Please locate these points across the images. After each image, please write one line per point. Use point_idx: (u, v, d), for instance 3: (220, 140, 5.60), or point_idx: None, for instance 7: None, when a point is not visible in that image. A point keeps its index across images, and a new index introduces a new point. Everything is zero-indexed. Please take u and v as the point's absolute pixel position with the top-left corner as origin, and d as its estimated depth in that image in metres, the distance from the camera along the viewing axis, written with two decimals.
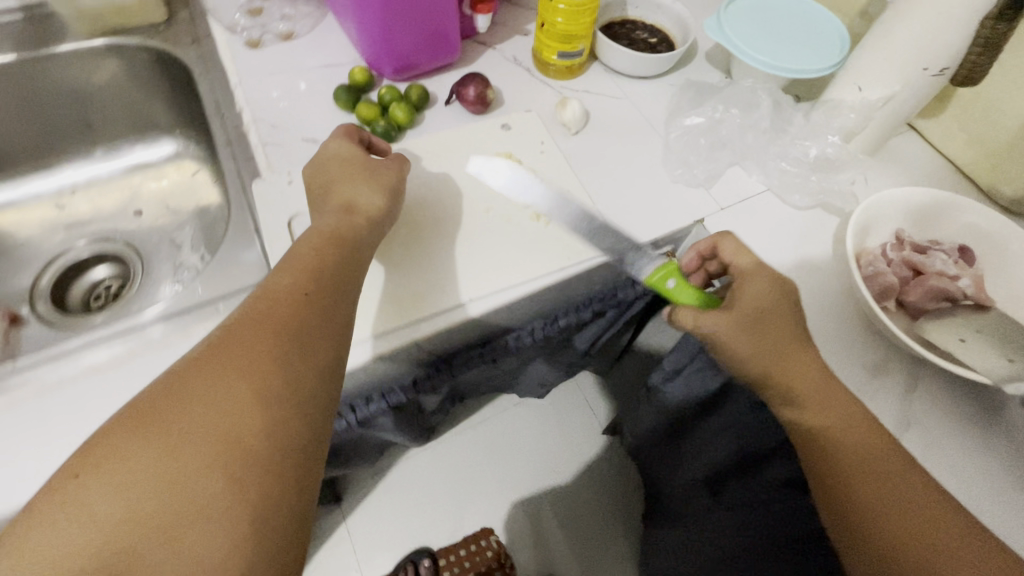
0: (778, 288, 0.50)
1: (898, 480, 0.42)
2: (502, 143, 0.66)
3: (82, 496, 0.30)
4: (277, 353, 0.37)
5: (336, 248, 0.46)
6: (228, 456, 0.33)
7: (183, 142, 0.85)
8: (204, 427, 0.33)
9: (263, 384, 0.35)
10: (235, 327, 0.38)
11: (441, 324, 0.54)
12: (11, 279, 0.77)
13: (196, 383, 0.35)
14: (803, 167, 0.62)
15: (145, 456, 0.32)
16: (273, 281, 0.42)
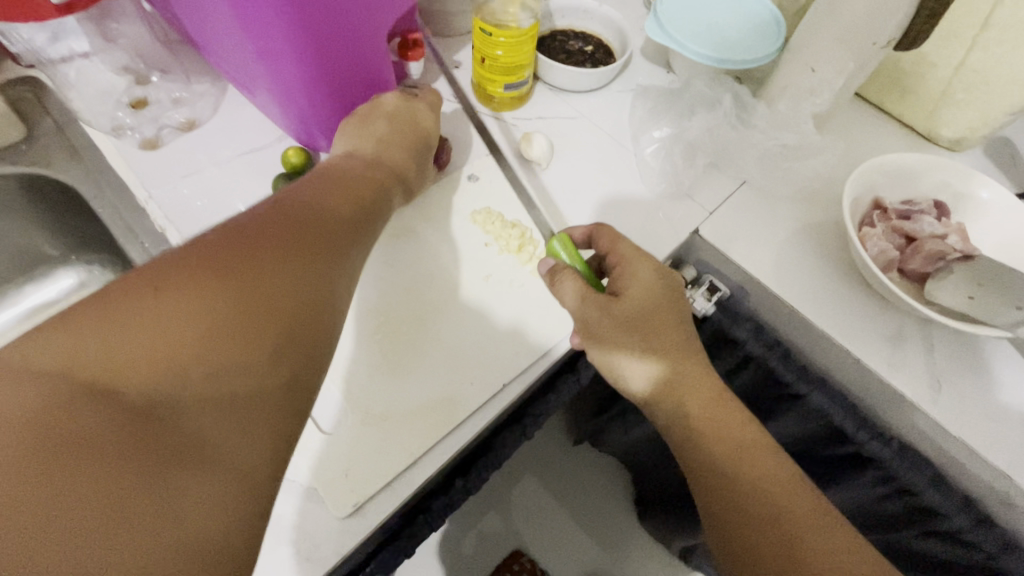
0: (659, 297, 0.50)
1: (767, 480, 0.46)
2: (475, 198, 0.61)
3: (87, 334, 0.29)
4: (258, 291, 0.35)
5: (330, 207, 0.45)
6: (254, 340, 0.33)
7: (86, 270, 0.70)
8: (162, 335, 0.30)
9: (238, 318, 0.33)
10: (210, 249, 0.36)
11: (481, 424, 0.49)
12: None
13: (163, 294, 0.32)
14: (775, 156, 0.62)
15: (101, 340, 0.29)
16: (288, 209, 0.41)
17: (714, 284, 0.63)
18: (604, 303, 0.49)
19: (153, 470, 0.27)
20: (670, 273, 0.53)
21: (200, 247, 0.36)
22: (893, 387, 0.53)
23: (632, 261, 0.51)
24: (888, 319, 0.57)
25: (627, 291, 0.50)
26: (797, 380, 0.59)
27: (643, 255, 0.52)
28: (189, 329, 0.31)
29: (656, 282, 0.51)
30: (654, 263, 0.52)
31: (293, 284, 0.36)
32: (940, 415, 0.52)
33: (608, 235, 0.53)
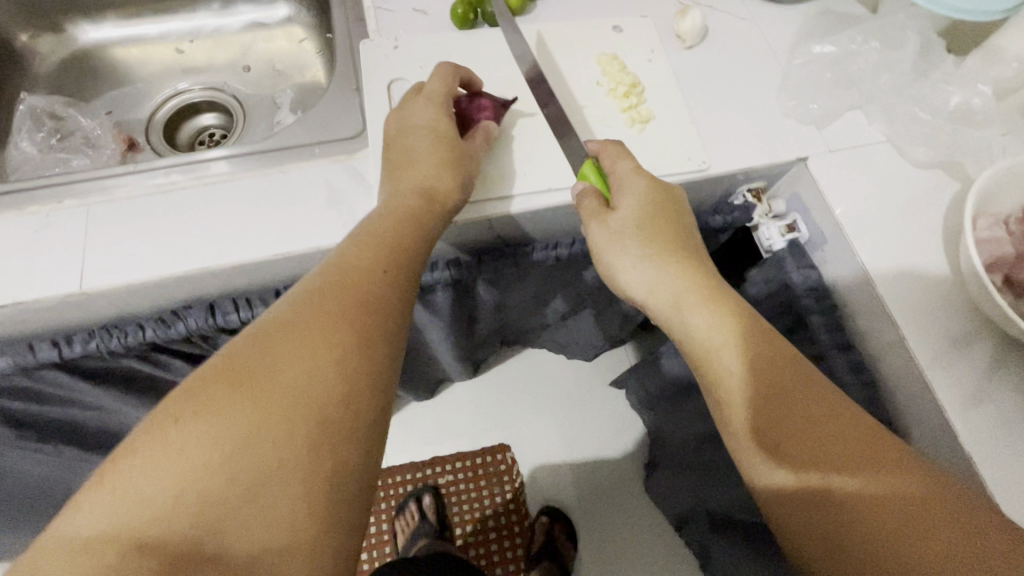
0: (652, 208, 0.51)
1: (844, 452, 0.39)
2: (609, 45, 0.63)
3: (209, 432, 0.33)
4: (361, 328, 0.40)
5: (415, 221, 0.48)
6: (296, 439, 0.34)
7: (297, 7, 0.87)
8: (286, 406, 0.35)
9: (339, 380, 0.37)
10: (300, 316, 0.39)
11: (516, 206, 0.55)
12: (132, 111, 0.83)
13: (277, 365, 0.36)
14: (939, 117, 0.56)
15: (228, 424, 0.34)
16: (353, 254, 0.44)
17: (796, 225, 0.61)
18: (598, 223, 0.51)
19: (218, 507, 0.32)
20: (667, 190, 0.53)
21: (225, 364, 0.36)
22: (927, 380, 0.49)
23: (622, 176, 0.52)
24: (965, 322, 0.51)
25: (616, 210, 0.51)
26: (826, 339, 0.57)
27: (634, 169, 0.52)
28: (299, 402, 0.35)
29: (651, 192, 0.51)
30: (643, 172, 0.52)
31: (326, 359, 0.37)
32: (959, 426, 0.48)
33: (614, 153, 0.53)
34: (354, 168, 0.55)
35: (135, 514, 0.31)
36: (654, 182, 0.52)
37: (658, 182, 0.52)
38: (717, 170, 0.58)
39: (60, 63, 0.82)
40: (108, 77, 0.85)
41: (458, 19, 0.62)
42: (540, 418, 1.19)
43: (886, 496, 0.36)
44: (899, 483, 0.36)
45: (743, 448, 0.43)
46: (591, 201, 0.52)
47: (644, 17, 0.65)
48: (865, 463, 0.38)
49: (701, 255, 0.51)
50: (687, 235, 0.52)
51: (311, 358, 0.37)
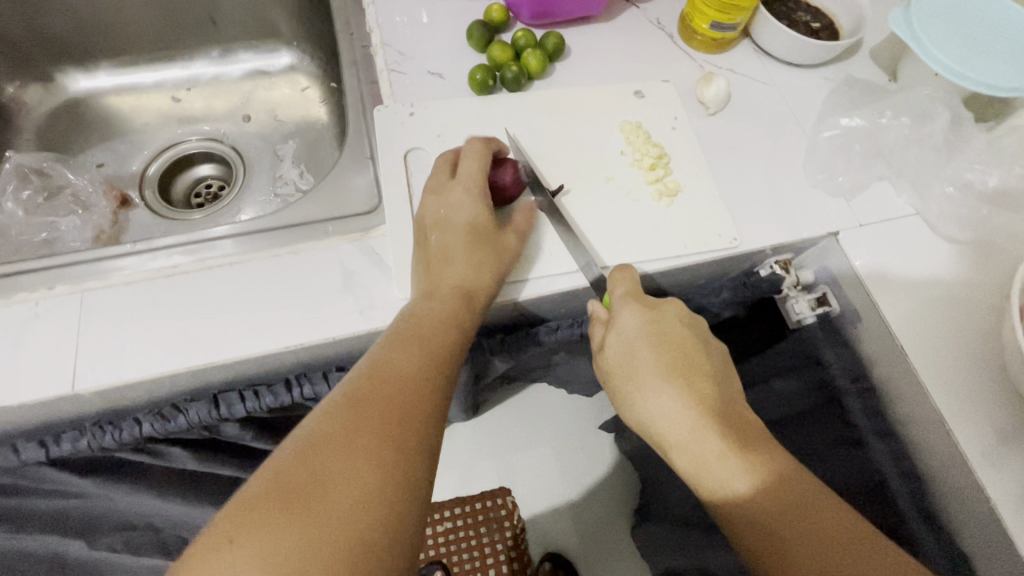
0: (645, 340, 0.48)
1: (799, 486, 0.41)
2: (633, 111, 0.61)
3: (265, 555, 0.30)
4: (407, 431, 0.37)
5: (448, 319, 0.45)
6: (348, 555, 0.31)
7: (300, 57, 0.84)
8: (338, 523, 0.32)
9: (390, 490, 0.34)
10: (353, 420, 0.36)
11: (541, 289, 0.52)
12: (125, 163, 0.79)
13: (330, 477, 0.33)
14: (972, 197, 0.55)
15: (282, 546, 0.30)
16: (388, 347, 0.42)
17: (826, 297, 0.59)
18: (599, 353, 0.50)
19: None
20: (664, 315, 0.49)
21: (273, 479, 0.33)
22: (979, 477, 0.46)
23: (615, 306, 0.49)
24: (1012, 412, 0.49)
25: (608, 342, 0.50)
26: (863, 423, 0.55)
27: (628, 296, 0.49)
28: (353, 517, 0.32)
29: (649, 317, 0.49)
30: (637, 299, 0.49)
31: (378, 464, 0.34)
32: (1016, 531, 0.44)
33: (622, 278, 0.50)
34: (369, 247, 0.52)
35: None
36: (649, 303, 0.50)
37: (652, 305, 0.50)
38: (747, 247, 0.56)
39: (48, 114, 0.78)
40: (99, 128, 0.81)
41: (477, 85, 0.60)
42: (538, 456, 1.11)
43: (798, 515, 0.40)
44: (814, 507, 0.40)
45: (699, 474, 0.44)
46: (597, 330, 0.51)
47: (665, 82, 0.64)
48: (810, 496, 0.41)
49: (696, 361, 0.48)
50: (687, 347, 0.49)
51: (363, 464, 0.34)
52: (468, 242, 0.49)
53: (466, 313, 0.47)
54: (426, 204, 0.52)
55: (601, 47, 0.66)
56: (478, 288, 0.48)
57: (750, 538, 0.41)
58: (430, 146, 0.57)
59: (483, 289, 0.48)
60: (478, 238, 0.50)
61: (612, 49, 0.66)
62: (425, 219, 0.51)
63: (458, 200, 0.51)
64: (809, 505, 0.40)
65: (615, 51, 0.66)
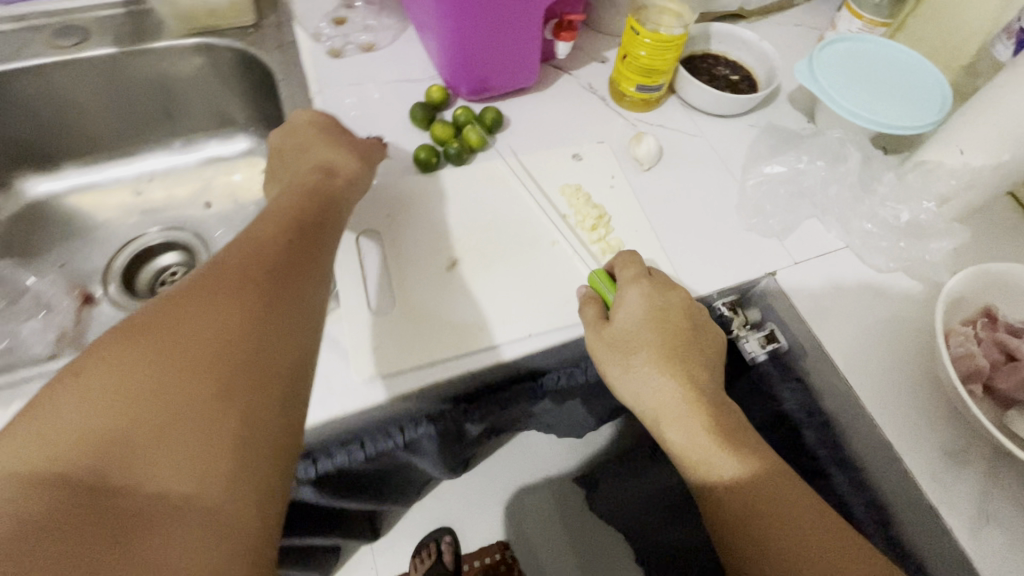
0: (648, 317, 0.50)
1: (785, 486, 0.44)
2: (572, 174, 0.65)
3: (116, 376, 0.32)
4: (263, 285, 0.39)
5: (309, 207, 0.49)
6: (203, 381, 0.33)
7: (257, 140, 0.88)
8: (188, 352, 0.34)
9: (246, 326, 0.36)
10: (208, 275, 0.39)
11: (498, 356, 0.54)
12: (89, 259, 0.81)
13: (181, 317, 0.35)
14: (889, 231, 0.59)
15: (133, 369, 0.33)
16: (259, 227, 0.45)
17: (775, 333, 0.60)
18: (594, 332, 0.52)
19: (123, 461, 0.30)
20: (666, 292, 0.52)
21: (133, 318, 0.36)
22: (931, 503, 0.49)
23: (622, 285, 0.53)
24: (955, 434, 0.51)
25: (615, 317, 0.51)
26: (826, 455, 0.56)
27: (637, 277, 0.53)
28: (206, 346, 0.34)
29: (651, 296, 0.52)
30: (643, 279, 0.53)
31: (232, 308, 0.37)
32: (972, 552, 0.46)
33: (623, 263, 0.55)
34: (326, 333, 0.53)
35: (40, 454, 0.29)
36: (651, 292, 0.52)
37: (657, 286, 0.52)
38: (692, 296, 0.58)
39: (9, 220, 0.79)
40: (60, 228, 0.82)
41: (421, 164, 0.63)
42: (528, 505, 1.10)
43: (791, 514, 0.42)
44: (812, 511, 0.42)
45: (688, 460, 0.46)
46: (591, 308, 0.53)
47: (601, 143, 0.68)
48: (781, 483, 0.44)
49: (693, 341, 0.51)
50: (685, 323, 0.51)
51: (223, 304, 0.37)
52: (320, 143, 0.58)
53: (327, 199, 0.51)
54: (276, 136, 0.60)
55: (538, 115, 0.70)
56: (338, 165, 0.56)
57: (732, 524, 0.43)
58: (381, 226, 0.60)
59: (343, 169, 0.56)
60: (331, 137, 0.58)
61: (548, 116, 0.70)
62: (278, 142, 0.59)
63: (304, 120, 0.60)
64: (795, 509, 0.42)
65: (551, 118, 0.70)
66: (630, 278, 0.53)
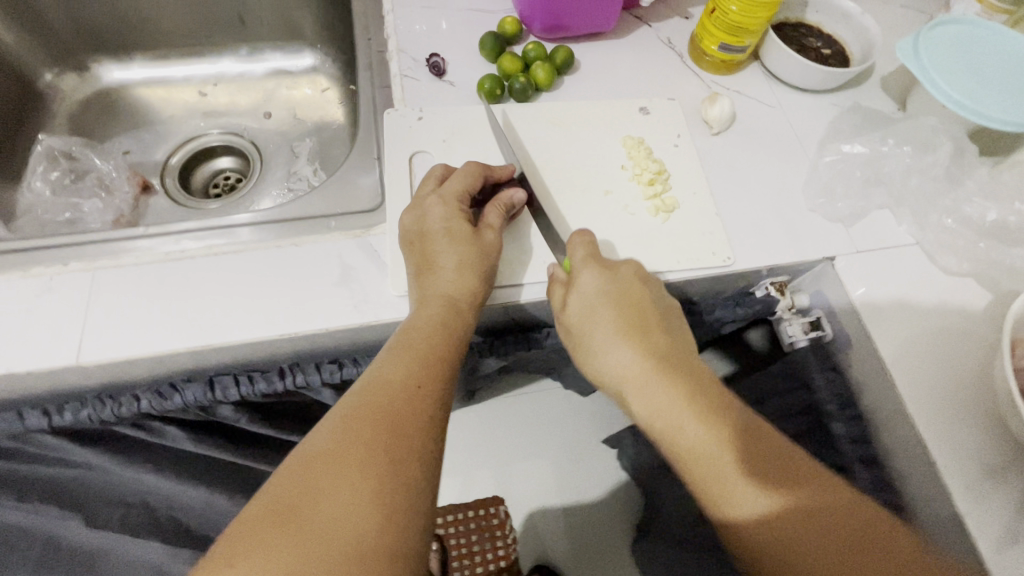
0: (602, 297, 0.48)
1: (815, 492, 0.39)
2: (637, 127, 0.62)
3: (268, 556, 0.31)
4: (396, 450, 0.37)
5: (448, 329, 0.46)
6: (347, 563, 0.31)
7: (322, 58, 0.87)
8: (335, 530, 0.32)
9: (381, 491, 0.34)
10: (344, 433, 0.37)
11: (530, 295, 0.53)
12: (149, 151, 0.83)
13: (323, 491, 0.34)
14: (970, 229, 0.55)
15: (279, 558, 0.31)
16: (388, 366, 0.42)
17: (820, 322, 0.58)
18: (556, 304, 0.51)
19: None
20: (626, 272, 0.50)
21: (273, 494, 0.34)
22: (958, 511, 0.46)
23: (574, 269, 0.50)
24: (1000, 450, 0.48)
25: (568, 304, 0.50)
26: (847, 450, 0.54)
27: (587, 258, 0.50)
28: (349, 523, 0.32)
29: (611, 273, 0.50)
30: (594, 262, 0.50)
31: (370, 481, 0.34)
32: (991, 562, 0.44)
33: (583, 244, 0.51)
34: (368, 244, 0.54)
35: None
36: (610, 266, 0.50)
37: (612, 265, 0.50)
38: (740, 266, 0.56)
39: (81, 102, 0.82)
40: (127, 116, 0.84)
41: (485, 94, 0.62)
42: None
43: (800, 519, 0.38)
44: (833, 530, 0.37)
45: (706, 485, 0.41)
46: (557, 294, 0.50)
47: (671, 100, 0.65)
48: (807, 506, 0.39)
49: (654, 331, 0.47)
50: (646, 314, 0.48)
51: (355, 470, 0.35)
52: (449, 247, 0.50)
53: (459, 323, 0.47)
54: (409, 217, 0.52)
55: (610, 63, 0.67)
56: (461, 293, 0.48)
57: (755, 550, 0.39)
58: (435, 149, 0.59)
59: (467, 297, 0.49)
60: (467, 247, 0.50)
61: (621, 65, 0.67)
62: (414, 226, 0.52)
63: (441, 207, 0.52)
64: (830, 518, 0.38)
65: (623, 67, 0.67)
66: (579, 247, 0.51)
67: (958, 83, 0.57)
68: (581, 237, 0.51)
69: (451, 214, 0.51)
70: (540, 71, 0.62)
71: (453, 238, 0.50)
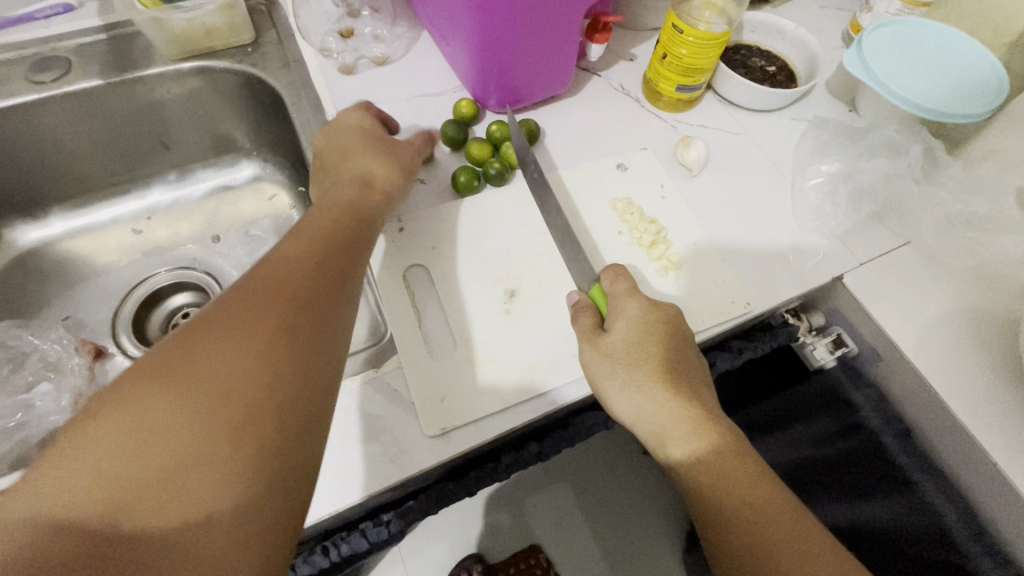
0: (648, 332, 0.46)
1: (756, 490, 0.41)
2: (621, 187, 0.61)
3: (130, 408, 0.30)
4: (283, 326, 0.35)
5: (350, 224, 0.47)
6: (229, 415, 0.31)
7: (263, 165, 0.82)
8: (206, 390, 0.31)
9: (266, 359, 0.33)
10: (227, 307, 0.35)
11: (569, 396, 0.50)
12: (94, 309, 0.74)
13: (199, 350, 0.33)
14: (958, 223, 0.57)
15: (149, 407, 0.30)
16: (287, 249, 0.42)
17: (843, 339, 0.59)
18: (588, 346, 0.47)
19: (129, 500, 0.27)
20: (665, 311, 0.48)
21: (146, 357, 0.32)
22: None
23: (613, 299, 0.49)
24: None
25: (595, 339, 0.47)
26: (910, 465, 0.55)
27: (631, 290, 0.49)
28: (222, 384, 0.32)
29: (643, 315, 0.47)
30: (639, 293, 0.49)
31: (251, 345, 0.34)
32: None
33: (612, 272, 0.51)
34: (386, 384, 0.49)
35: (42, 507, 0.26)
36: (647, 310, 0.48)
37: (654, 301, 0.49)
38: (762, 308, 0.55)
39: (1, 276, 0.73)
40: (56, 276, 0.76)
41: (461, 187, 0.58)
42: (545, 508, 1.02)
43: (772, 519, 0.40)
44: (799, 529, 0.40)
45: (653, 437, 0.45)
46: (584, 317, 0.49)
47: (644, 150, 0.64)
48: (774, 511, 0.41)
49: (683, 367, 0.46)
50: (674, 343, 0.47)
51: (241, 334, 0.34)
52: (364, 140, 0.55)
53: (366, 202, 0.50)
54: (346, 114, 0.57)
55: (574, 124, 0.66)
56: (379, 179, 0.53)
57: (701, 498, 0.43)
58: (427, 259, 0.55)
59: (382, 184, 0.52)
60: (377, 142, 0.55)
61: (584, 124, 0.66)
62: (322, 147, 0.56)
63: (351, 123, 0.56)
64: (770, 518, 0.41)
65: (587, 125, 0.66)
66: (621, 291, 0.49)
67: (908, 85, 0.59)
68: (615, 268, 0.51)
69: (366, 118, 0.57)
70: (511, 150, 0.60)
71: (368, 139, 0.55)
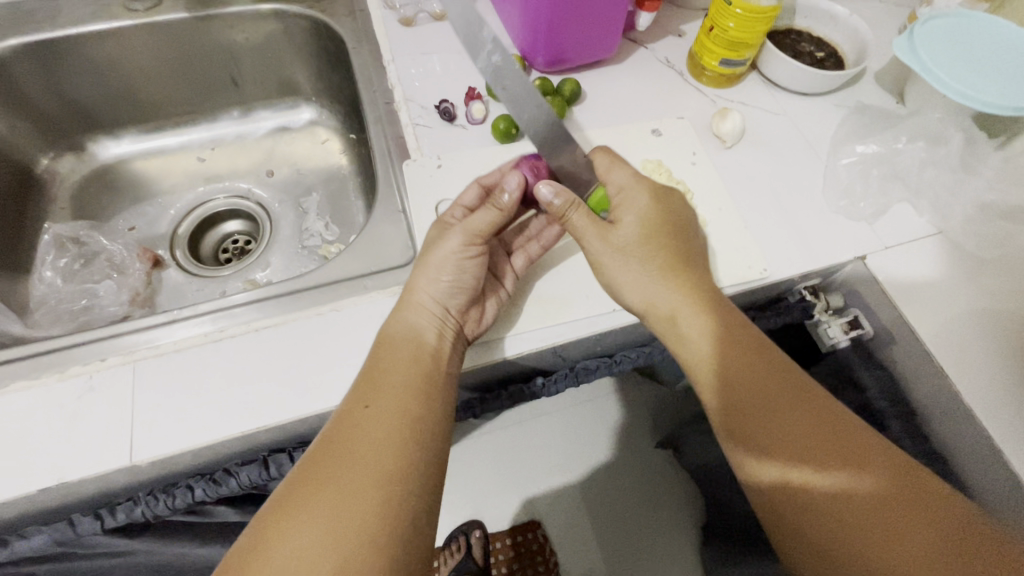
0: (654, 219, 0.50)
1: (884, 498, 0.38)
2: (653, 150, 0.63)
3: (283, 536, 0.34)
4: (402, 450, 0.39)
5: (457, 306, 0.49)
6: (360, 542, 0.34)
7: (320, 111, 0.87)
8: (343, 513, 0.35)
9: (388, 490, 0.37)
10: (351, 429, 0.39)
11: (577, 332, 0.52)
12: (155, 224, 0.82)
13: (333, 477, 0.37)
14: (989, 215, 0.57)
15: (299, 534, 0.34)
16: (392, 355, 0.45)
17: (859, 321, 0.58)
18: (598, 236, 0.50)
19: None
20: (666, 199, 0.52)
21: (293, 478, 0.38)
22: None
23: (619, 191, 0.52)
24: None
25: (605, 232, 0.50)
26: (911, 446, 0.55)
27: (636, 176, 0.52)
28: (352, 511, 0.35)
29: (651, 206, 0.51)
30: (645, 181, 0.52)
31: (375, 474, 0.37)
32: None
33: (611, 159, 0.53)
34: None
35: None
36: (655, 199, 0.51)
37: (659, 191, 0.52)
38: (778, 277, 0.56)
39: (79, 184, 0.81)
40: (127, 191, 0.83)
41: (499, 134, 0.62)
42: None
43: (913, 535, 0.36)
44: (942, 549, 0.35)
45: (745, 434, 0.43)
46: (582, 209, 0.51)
47: (681, 119, 0.66)
48: (902, 511, 0.37)
49: (689, 264, 0.50)
50: (679, 239, 0.50)
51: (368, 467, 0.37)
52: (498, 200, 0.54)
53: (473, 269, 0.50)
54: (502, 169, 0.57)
55: (615, 89, 0.68)
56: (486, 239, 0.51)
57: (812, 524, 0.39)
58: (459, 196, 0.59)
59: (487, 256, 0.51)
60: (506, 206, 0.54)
61: (625, 89, 0.68)
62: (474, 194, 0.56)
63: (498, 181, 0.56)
64: (906, 532, 0.36)
65: (627, 91, 0.68)
66: (624, 179, 0.52)
67: (959, 73, 0.58)
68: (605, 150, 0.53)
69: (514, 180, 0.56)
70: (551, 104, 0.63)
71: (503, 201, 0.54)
